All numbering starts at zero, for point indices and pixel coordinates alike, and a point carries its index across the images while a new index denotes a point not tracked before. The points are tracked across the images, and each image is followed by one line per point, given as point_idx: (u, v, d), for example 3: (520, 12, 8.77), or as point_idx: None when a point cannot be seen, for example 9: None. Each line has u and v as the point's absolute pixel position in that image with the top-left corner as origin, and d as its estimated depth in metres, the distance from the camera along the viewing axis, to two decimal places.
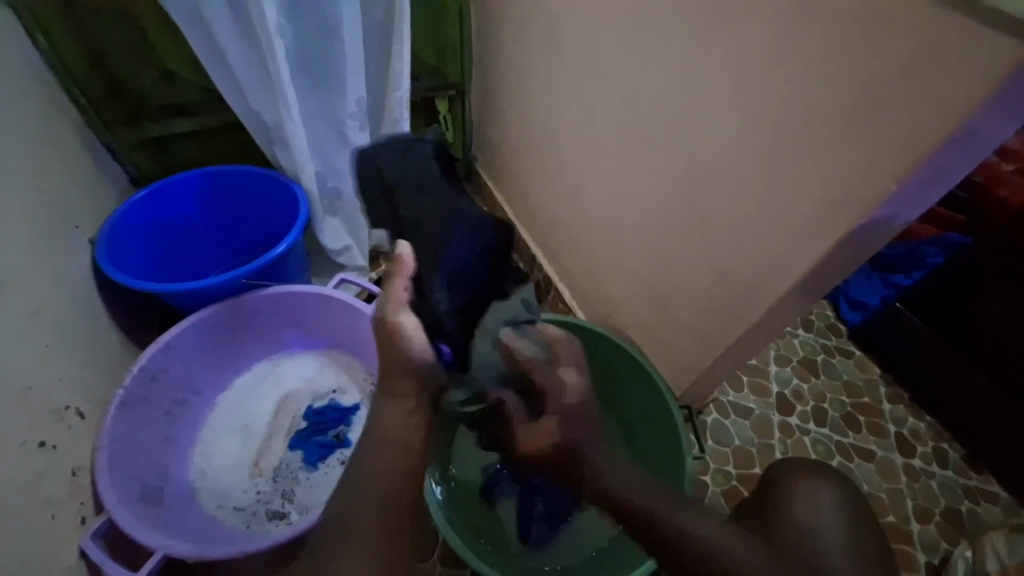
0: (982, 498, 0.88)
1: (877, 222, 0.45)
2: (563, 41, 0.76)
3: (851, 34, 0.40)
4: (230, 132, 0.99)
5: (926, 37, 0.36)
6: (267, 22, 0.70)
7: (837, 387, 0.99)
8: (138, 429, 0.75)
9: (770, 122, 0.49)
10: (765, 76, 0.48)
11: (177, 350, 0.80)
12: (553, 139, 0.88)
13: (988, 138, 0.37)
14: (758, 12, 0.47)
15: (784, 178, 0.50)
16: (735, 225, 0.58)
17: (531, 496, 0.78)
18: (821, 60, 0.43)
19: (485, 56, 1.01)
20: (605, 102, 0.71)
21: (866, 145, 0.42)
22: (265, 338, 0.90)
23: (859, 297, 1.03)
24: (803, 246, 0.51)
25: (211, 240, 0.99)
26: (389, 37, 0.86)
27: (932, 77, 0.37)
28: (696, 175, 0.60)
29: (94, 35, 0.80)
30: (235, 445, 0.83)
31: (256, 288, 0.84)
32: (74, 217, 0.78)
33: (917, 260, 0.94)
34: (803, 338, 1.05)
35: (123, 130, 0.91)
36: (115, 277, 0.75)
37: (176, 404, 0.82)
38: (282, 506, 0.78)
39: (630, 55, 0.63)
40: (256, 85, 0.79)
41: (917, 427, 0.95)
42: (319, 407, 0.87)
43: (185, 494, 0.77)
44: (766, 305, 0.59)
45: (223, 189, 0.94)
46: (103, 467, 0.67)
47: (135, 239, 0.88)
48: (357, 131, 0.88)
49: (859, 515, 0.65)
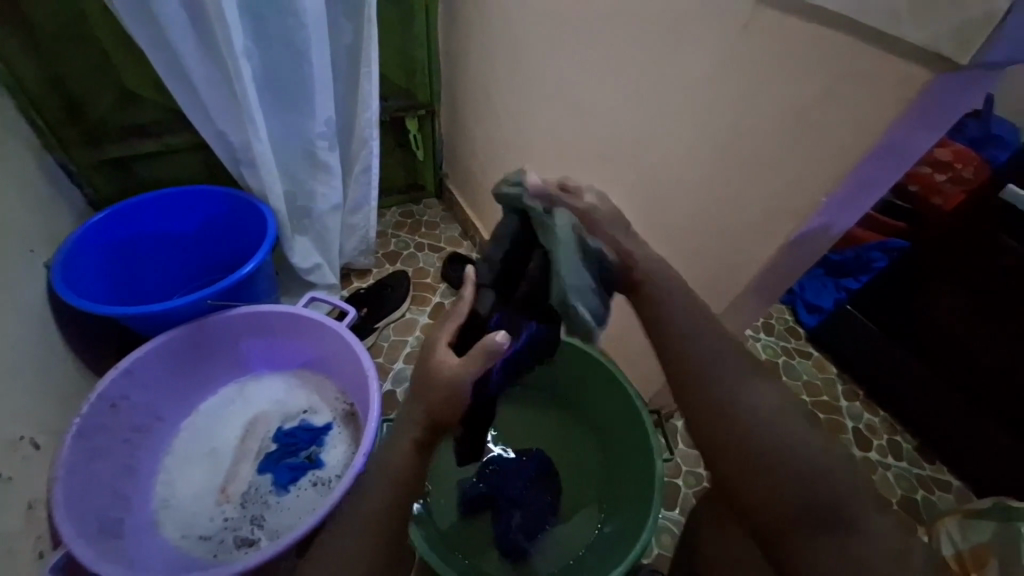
0: (935, 486, 0.93)
1: (814, 230, 0.49)
2: (527, 65, 0.79)
3: (778, 64, 0.44)
4: (196, 153, 0.98)
5: (842, 67, 0.40)
6: (234, 45, 0.71)
7: (797, 388, 1.04)
8: (97, 460, 0.73)
9: (715, 141, 0.53)
10: (708, 99, 0.51)
11: (138, 375, 0.78)
12: (520, 156, 0.90)
13: (906, 151, 0.41)
14: (697, 42, 0.51)
15: (731, 192, 0.53)
16: (688, 237, 0.61)
17: (509, 509, 0.77)
18: (754, 87, 0.47)
19: (453, 78, 1.04)
20: (566, 121, 0.74)
21: (801, 162, 0.46)
22: (231, 360, 0.89)
23: (815, 301, 1.11)
24: (750, 254, 0.55)
25: (175, 262, 0.97)
26: (357, 59, 0.87)
27: (852, 100, 0.40)
28: (653, 189, 0.63)
29: (51, 57, 0.79)
30: (201, 472, 0.81)
31: (223, 309, 0.83)
32: (29, 241, 0.75)
33: (865, 264, 1.05)
34: (764, 342, 1.10)
35: (83, 152, 0.89)
36: (71, 301, 0.72)
37: (137, 432, 0.79)
38: (251, 533, 0.76)
39: (588, 77, 0.67)
40: (222, 106, 0.79)
41: (872, 421, 1.01)
42: (289, 429, 0.85)
43: (147, 526, 0.74)
44: (720, 310, 0.62)
45: (187, 209, 0.93)
46: (60, 500, 0.64)
47: (93, 262, 0.85)
48: (326, 150, 0.89)
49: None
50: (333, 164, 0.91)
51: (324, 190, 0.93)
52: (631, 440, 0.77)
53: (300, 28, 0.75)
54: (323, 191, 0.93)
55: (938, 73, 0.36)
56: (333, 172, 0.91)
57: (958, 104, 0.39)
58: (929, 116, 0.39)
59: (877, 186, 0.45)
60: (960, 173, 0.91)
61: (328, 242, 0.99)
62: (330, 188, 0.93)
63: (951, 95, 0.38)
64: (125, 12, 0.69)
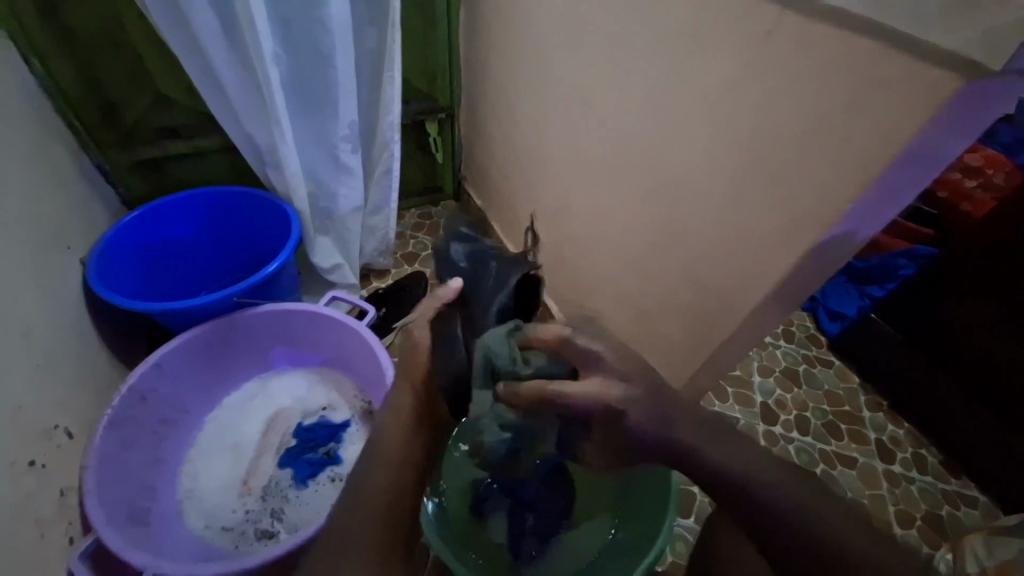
0: (963, 502, 0.90)
1: (839, 238, 0.48)
2: (548, 69, 0.80)
3: (803, 69, 0.44)
4: (224, 154, 1.01)
5: (868, 73, 0.40)
6: (264, 51, 0.73)
7: (819, 397, 1.02)
8: (127, 450, 0.75)
9: (738, 146, 0.52)
10: (730, 105, 0.51)
11: (167, 368, 0.81)
12: (539, 159, 0.91)
13: (933, 159, 0.41)
14: (719, 48, 0.51)
15: (753, 198, 0.53)
16: (708, 242, 0.61)
17: (523, 510, 0.77)
18: (777, 91, 0.47)
19: (474, 82, 1.05)
20: (587, 125, 0.74)
21: (826, 168, 0.45)
22: (255, 357, 0.91)
23: (837, 308, 1.08)
24: (770, 260, 0.54)
25: (203, 261, 1.00)
26: (381, 64, 0.89)
27: (882, 106, 0.40)
28: (672, 194, 0.63)
29: (90, 63, 0.82)
30: (224, 464, 0.83)
31: (249, 306, 0.85)
32: (66, 238, 0.79)
33: (891, 271, 1.00)
34: (784, 349, 1.09)
35: (118, 153, 0.93)
36: (105, 297, 0.75)
37: (165, 424, 0.82)
38: (271, 526, 0.77)
39: (608, 83, 0.67)
40: (251, 109, 0.81)
41: (896, 433, 0.98)
42: (309, 425, 0.87)
43: (172, 515, 0.77)
44: (740, 316, 0.61)
45: (215, 209, 0.96)
46: (91, 488, 0.67)
47: (126, 260, 0.88)
48: (349, 153, 0.90)
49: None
50: (354, 167, 0.92)
51: (346, 192, 0.95)
52: None
53: (327, 34, 0.77)
54: (345, 193, 0.95)
55: (968, 80, 0.35)
56: (355, 174, 0.93)
57: (992, 108, 0.38)
58: (960, 121, 0.38)
59: (904, 193, 0.45)
60: (992, 180, 0.89)
61: (349, 243, 1.01)
62: (352, 190, 0.94)
63: (983, 101, 0.37)
64: (161, 20, 0.71)
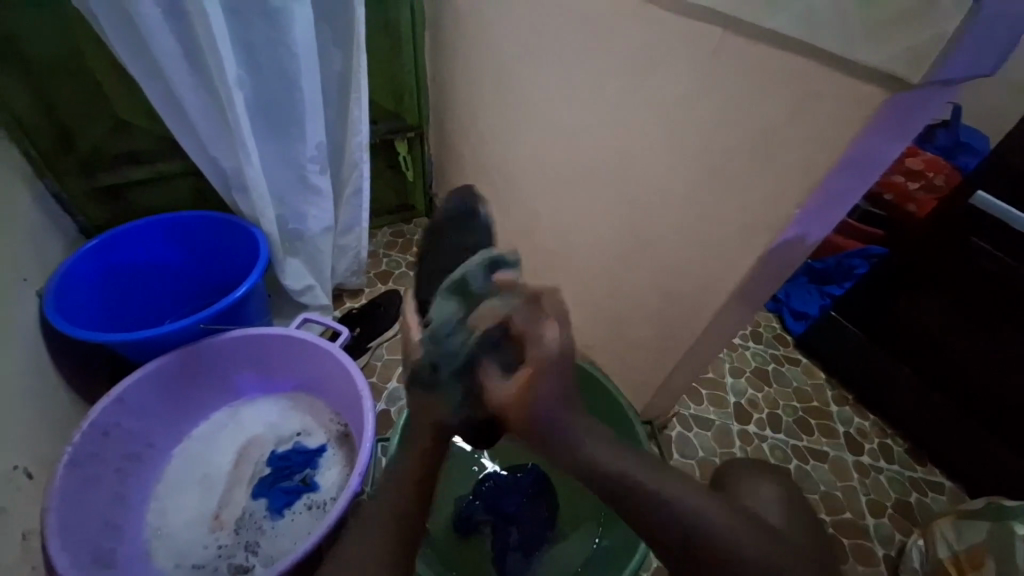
0: (929, 488, 0.94)
1: (791, 241, 0.51)
2: (510, 87, 0.82)
3: (747, 85, 0.47)
4: (187, 178, 0.99)
5: (806, 87, 0.43)
6: (227, 75, 0.72)
7: (788, 394, 1.05)
8: (90, 489, 0.72)
9: (693, 157, 0.54)
10: (684, 118, 0.54)
11: (130, 401, 0.77)
12: (507, 174, 0.92)
13: (868, 164, 0.44)
14: (670, 65, 0.53)
15: (710, 205, 0.55)
16: (672, 249, 0.63)
17: (506, 526, 0.78)
18: (726, 105, 0.49)
19: (441, 100, 1.07)
20: (550, 141, 0.76)
21: (774, 176, 0.48)
22: (223, 384, 0.88)
23: (801, 308, 1.13)
24: (730, 264, 0.56)
25: (167, 287, 0.97)
26: (347, 85, 0.90)
27: (820, 117, 0.43)
28: (634, 205, 0.65)
29: (44, 90, 0.80)
30: (194, 498, 0.80)
31: (217, 333, 0.83)
32: (22, 270, 0.76)
33: (847, 271, 1.08)
34: (754, 350, 1.12)
35: (75, 181, 0.90)
36: (63, 330, 0.72)
37: (129, 460, 0.78)
38: (246, 560, 0.75)
39: (569, 99, 0.69)
40: (214, 132, 0.80)
41: (862, 425, 1.02)
42: (283, 452, 0.85)
43: (140, 556, 0.73)
44: (705, 319, 0.63)
45: (179, 233, 0.94)
46: (54, 531, 0.63)
47: (84, 290, 0.85)
48: (317, 173, 0.90)
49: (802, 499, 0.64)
50: (323, 187, 0.92)
51: (316, 213, 0.94)
52: None
53: (292, 56, 0.77)
54: (314, 214, 0.94)
55: (893, 92, 0.38)
56: (325, 194, 0.93)
57: (916, 116, 0.41)
58: (891, 128, 0.41)
59: (846, 197, 0.48)
60: (932, 181, 0.97)
61: (319, 264, 1.00)
62: (321, 210, 0.94)
63: (907, 110, 0.40)
64: (119, 47, 0.71)
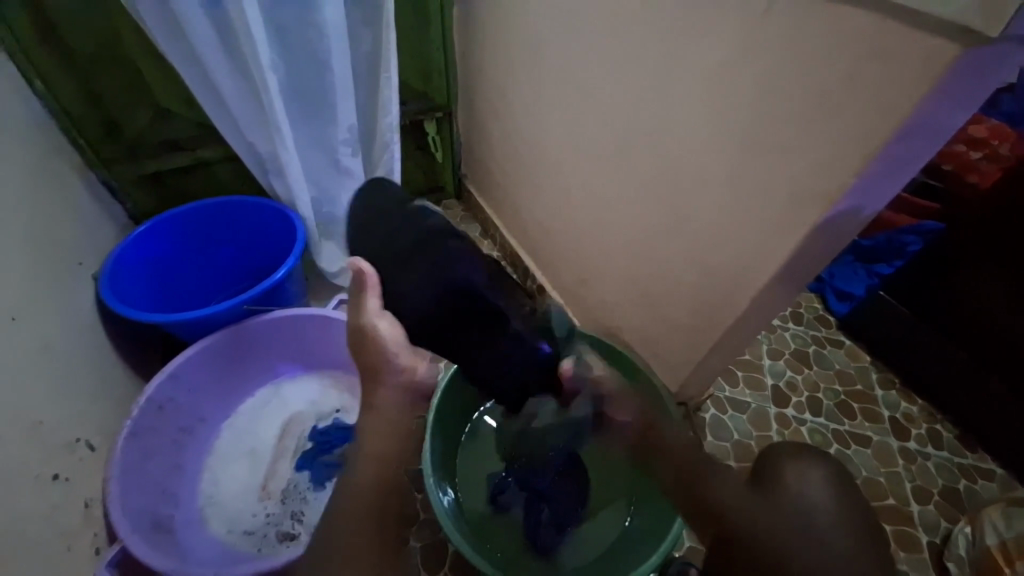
0: (979, 475, 0.90)
1: (843, 214, 0.48)
2: (541, 60, 0.80)
3: (800, 49, 0.44)
4: (227, 163, 1.02)
5: (866, 47, 0.40)
6: (261, 59, 0.73)
7: (830, 377, 1.01)
8: (148, 459, 0.77)
9: (740, 127, 0.52)
10: (730, 87, 0.51)
11: (182, 378, 0.81)
12: (538, 153, 0.91)
13: (932, 130, 0.41)
14: (714, 30, 0.51)
15: (755, 177, 0.53)
16: (710, 226, 0.61)
17: (538, 503, 0.78)
18: (775, 71, 0.46)
19: (470, 78, 1.06)
20: (583, 116, 0.74)
21: (825, 148, 0.45)
22: (266, 363, 0.92)
23: (845, 288, 1.08)
24: (776, 242, 0.54)
25: (211, 270, 1.01)
26: (376, 65, 0.89)
27: (879, 79, 0.40)
28: (674, 179, 0.63)
29: (91, 80, 0.83)
30: (243, 469, 0.84)
31: (259, 313, 0.86)
32: (77, 254, 0.80)
33: (898, 248, 1.01)
34: (794, 331, 1.08)
35: (123, 168, 0.94)
36: (118, 310, 0.76)
37: (183, 433, 0.83)
38: (292, 528, 0.79)
39: (604, 70, 0.67)
40: (249, 116, 0.81)
41: (909, 411, 0.97)
42: (323, 427, 0.88)
43: (195, 521, 0.78)
44: (744, 299, 0.62)
45: (221, 217, 0.97)
46: (115, 498, 0.68)
47: (136, 273, 0.89)
48: (350, 157, 0.91)
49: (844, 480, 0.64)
50: (355, 170, 0.93)
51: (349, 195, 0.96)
52: None
53: (322, 38, 0.77)
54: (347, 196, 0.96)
55: (968, 48, 0.35)
56: (357, 177, 0.94)
57: (990, 75, 0.38)
58: (959, 89, 0.38)
59: (906, 167, 0.45)
60: (998, 150, 0.89)
61: None
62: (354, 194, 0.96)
63: (979, 71, 0.37)
64: (158, 33, 0.72)
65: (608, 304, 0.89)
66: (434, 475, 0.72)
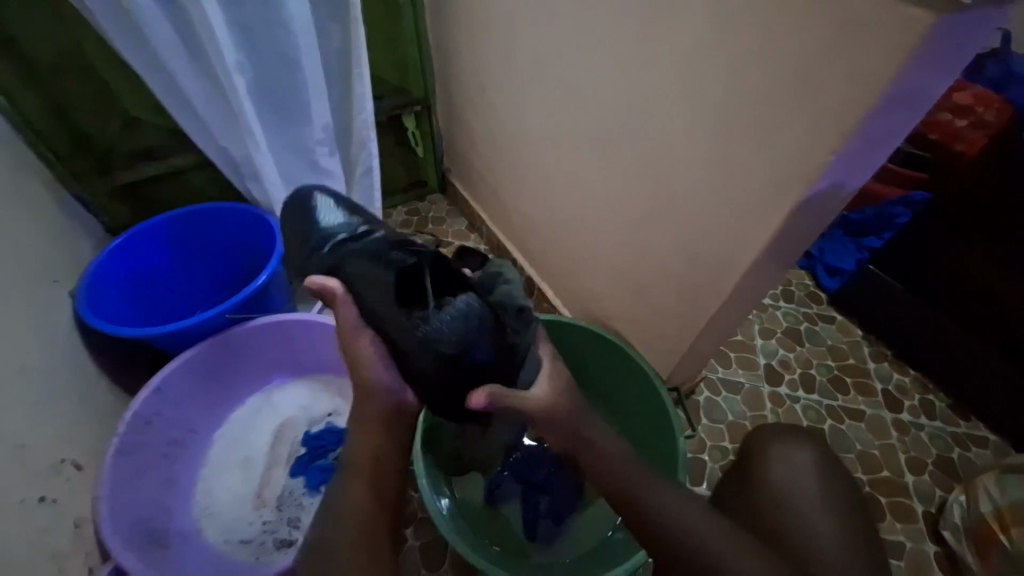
0: (973, 444, 0.91)
1: (824, 192, 0.48)
2: (516, 48, 0.78)
3: (775, 24, 0.42)
4: (201, 169, 0.99)
5: (838, 20, 0.38)
6: (225, 62, 0.70)
7: (822, 353, 1.01)
8: (138, 475, 0.76)
9: (716, 107, 0.51)
10: (706, 66, 0.50)
11: (168, 391, 0.80)
12: (518, 143, 0.89)
13: (909, 102, 0.40)
14: (687, 8, 0.49)
15: (734, 158, 0.52)
16: (693, 209, 0.60)
17: (536, 493, 0.79)
18: (750, 48, 0.45)
19: (446, 70, 1.03)
20: (561, 102, 0.73)
21: (803, 124, 0.44)
22: (254, 371, 0.91)
23: (836, 264, 1.07)
24: (758, 222, 0.53)
25: (192, 279, 1.00)
26: (347, 61, 0.87)
27: (853, 51, 0.38)
28: (654, 164, 0.61)
29: (54, 92, 0.81)
30: (237, 478, 0.84)
31: (242, 321, 0.85)
32: (51, 271, 0.78)
33: (887, 220, 1.01)
34: (785, 309, 1.07)
35: (94, 180, 0.92)
36: (97, 326, 0.75)
37: (173, 445, 0.82)
38: (289, 534, 0.79)
39: (579, 55, 0.65)
40: (220, 121, 0.79)
41: (902, 382, 0.98)
42: (316, 432, 0.88)
43: (191, 533, 0.78)
44: (730, 281, 0.61)
45: (198, 226, 0.95)
46: (105, 517, 0.68)
47: (112, 287, 0.87)
48: (327, 156, 0.90)
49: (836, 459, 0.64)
50: (334, 170, 0.92)
51: None
52: (654, 415, 0.76)
53: (289, 36, 0.74)
54: None
55: (941, 15, 0.34)
56: (336, 177, 0.93)
57: (966, 41, 0.37)
58: (935, 58, 0.37)
59: (884, 141, 0.44)
60: (983, 117, 0.88)
61: None
62: None
63: (956, 36, 0.36)
64: (117, 40, 0.69)
65: (596, 294, 0.88)
66: (427, 478, 0.71)
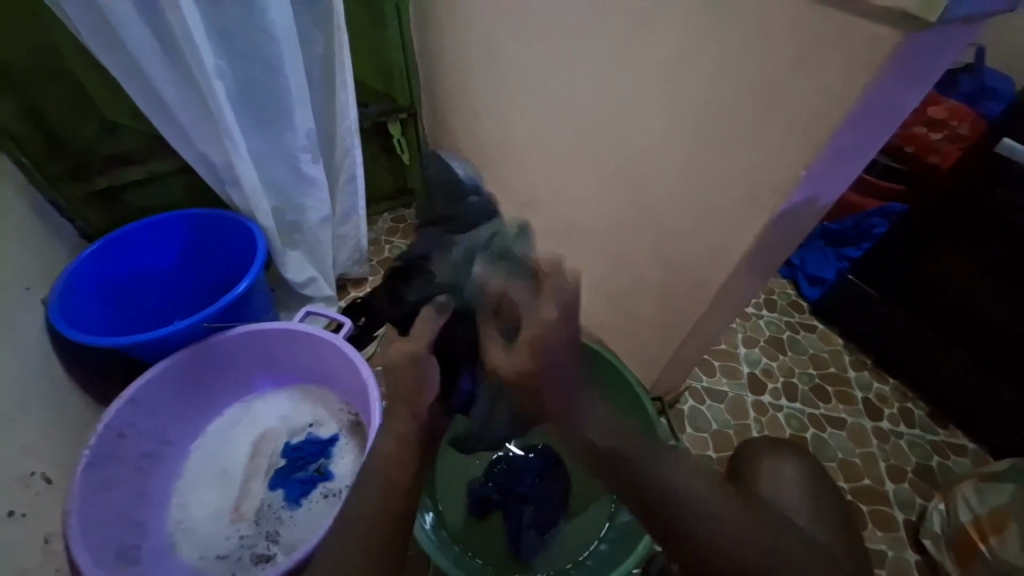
0: (952, 451, 0.92)
1: (801, 204, 0.48)
2: (499, 59, 0.78)
3: (748, 39, 0.43)
4: (181, 175, 0.98)
5: (810, 36, 0.39)
6: (204, 67, 0.69)
7: (804, 361, 1.02)
8: (110, 489, 0.74)
9: (692, 120, 0.51)
10: (682, 80, 0.50)
11: (143, 403, 0.78)
12: (501, 152, 0.89)
13: (882, 116, 0.40)
14: (662, 22, 0.49)
15: (712, 170, 0.52)
16: (672, 220, 0.60)
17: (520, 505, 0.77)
18: (724, 62, 0.46)
19: (432, 78, 1.03)
20: (542, 113, 0.73)
21: (778, 138, 0.44)
22: (233, 380, 0.89)
23: (817, 273, 1.08)
24: (737, 234, 0.53)
25: (171, 287, 0.98)
26: (331, 68, 0.86)
27: (825, 66, 0.39)
28: (634, 175, 0.61)
29: (29, 96, 0.79)
30: (214, 491, 0.82)
31: (221, 330, 0.83)
32: (23, 278, 0.76)
33: (866, 231, 1.03)
34: (768, 318, 1.08)
35: (69, 186, 0.90)
36: (69, 335, 0.73)
37: (147, 458, 0.80)
38: (267, 548, 0.77)
39: (559, 67, 0.66)
40: (200, 127, 0.78)
41: (882, 390, 0.99)
42: (297, 443, 0.87)
43: (164, 549, 0.76)
44: (711, 292, 0.61)
45: (177, 232, 0.93)
46: (75, 533, 0.65)
47: (86, 295, 0.85)
48: (310, 163, 0.89)
49: (817, 468, 0.65)
50: (317, 176, 0.91)
51: (312, 203, 0.93)
52: None
53: (270, 42, 0.74)
54: (311, 204, 0.93)
55: (909, 34, 0.34)
56: (320, 184, 0.92)
57: (937, 56, 0.38)
58: (905, 73, 0.37)
59: (858, 154, 0.44)
60: (957, 130, 0.92)
61: (321, 255, 0.99)
62: (318, 201, 0.93)
63: (925, 52, 0.37)
64: (93, 44, 0.68)
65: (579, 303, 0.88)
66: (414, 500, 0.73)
